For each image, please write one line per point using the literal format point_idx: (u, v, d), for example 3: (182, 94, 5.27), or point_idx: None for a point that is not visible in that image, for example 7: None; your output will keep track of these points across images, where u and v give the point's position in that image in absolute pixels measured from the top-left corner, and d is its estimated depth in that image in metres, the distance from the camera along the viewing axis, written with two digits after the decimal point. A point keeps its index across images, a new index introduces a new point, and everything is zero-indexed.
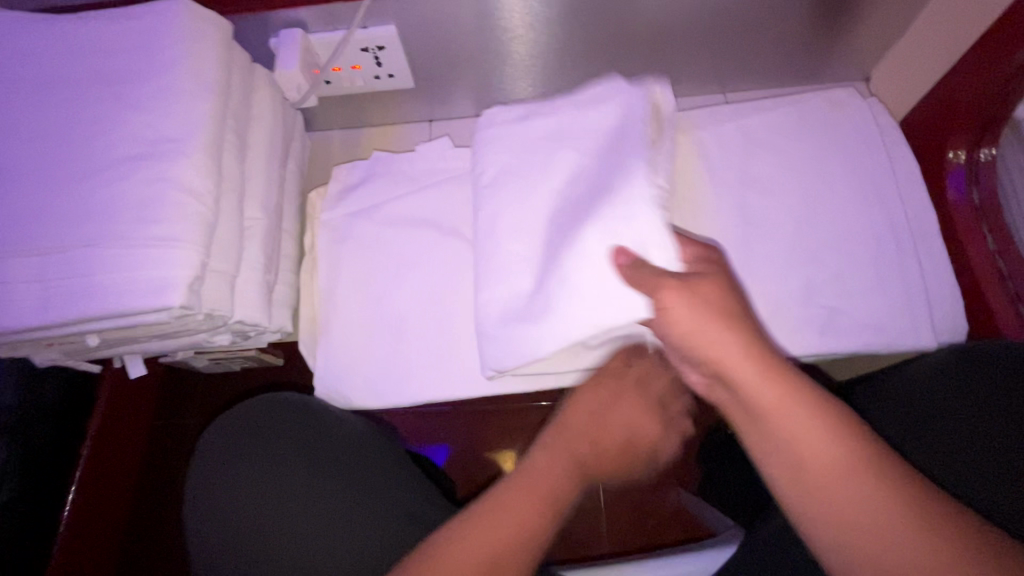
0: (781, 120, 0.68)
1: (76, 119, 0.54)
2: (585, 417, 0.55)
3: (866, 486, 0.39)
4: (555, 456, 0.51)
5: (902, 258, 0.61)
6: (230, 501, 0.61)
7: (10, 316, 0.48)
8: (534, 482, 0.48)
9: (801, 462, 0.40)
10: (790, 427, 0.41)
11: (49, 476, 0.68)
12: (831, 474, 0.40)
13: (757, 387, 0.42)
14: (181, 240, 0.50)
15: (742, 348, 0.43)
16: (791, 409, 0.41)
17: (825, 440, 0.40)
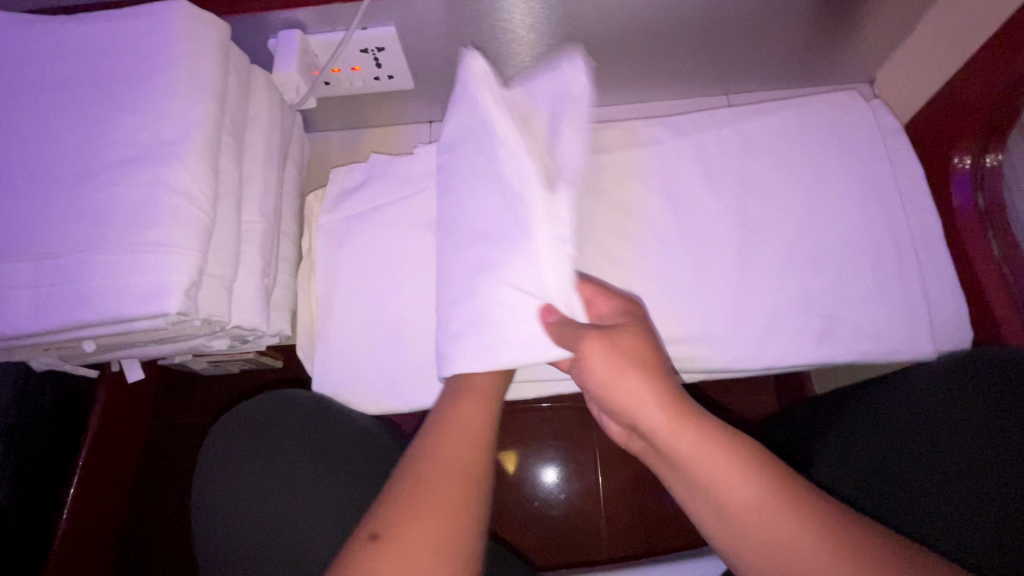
0: (784, 123, 0.67)
1: (72, 122, 0.53)
2: (482, 382, 0.51)
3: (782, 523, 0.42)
4: (463, 427, 0.48)
5: (906, 265, 0.61)
6: (236, 495, 0.60)
7: (5, 322, 0.48)
8: (452, 454, 0.45)
9: (716, 499, 0.44)
10: (711, 471, 0.44)
11: (47, 479, 0.68)
12: (752, 512, 0.43)
13: (677, 438, 0.46)
14: (177, 245, 0.49)
15: (658, 401, 0.47)
16: (706, 456, 0.45)
17: (743, 480, 0.43)
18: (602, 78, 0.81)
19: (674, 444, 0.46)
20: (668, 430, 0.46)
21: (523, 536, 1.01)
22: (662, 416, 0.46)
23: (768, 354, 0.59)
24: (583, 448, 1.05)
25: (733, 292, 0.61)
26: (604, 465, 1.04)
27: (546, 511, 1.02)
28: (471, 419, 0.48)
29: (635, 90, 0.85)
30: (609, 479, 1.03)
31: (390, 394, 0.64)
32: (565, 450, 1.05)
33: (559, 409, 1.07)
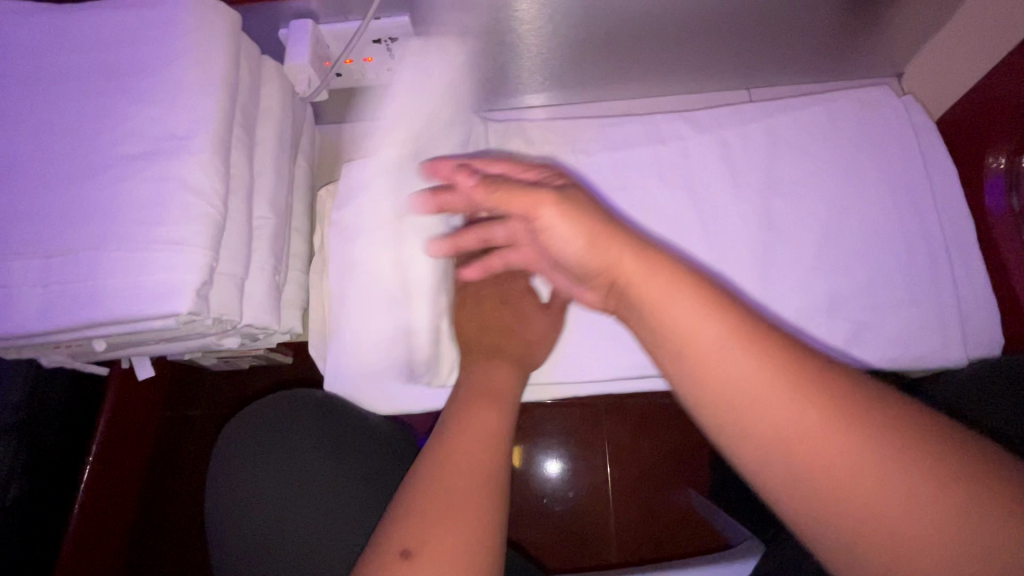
0: (809, 119, 0.65)
1: (80, 114, 0.52)
2: (498, 378, 0.51)
3: (848, 444, 0.31)
4: (481, 419, 0.46)
5: (936, 269, 0.59)
6: (246, 493, 0.60)
7: (14, 319, 0.47)
8: (472, 446, 0.43)
9: (802, 465, 0.32)
10: (752, 392, 0.34)
11: (57, 474, 0.68)
12: (805, 442, 0.32)
13: (715, 344, 0.35)
14: (188, 243, 0.48)
15: (713, 315, 0.36)
16: (753, 375, 0.34)
17: (834, 435, 0.31)
18: (620, 71, 0.79)
19: (734, 370, 0.34)
20: (725, 351, 0.35)
21: (531, 534, 1.00)
22: (717, 330, 0.36)
23: None
24: (592, 447, 1.04)
25: (755, 294, 0.60)
26: (614, 463, 1.03)
27: (555, 509, 1.01)
28: (487, 413, 0.47)
29: (653, 84, 0.83)
30: (618, 477, 1.03)
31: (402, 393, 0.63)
32: (575, 448, 1.04)
33: (569, 407, 1.06)
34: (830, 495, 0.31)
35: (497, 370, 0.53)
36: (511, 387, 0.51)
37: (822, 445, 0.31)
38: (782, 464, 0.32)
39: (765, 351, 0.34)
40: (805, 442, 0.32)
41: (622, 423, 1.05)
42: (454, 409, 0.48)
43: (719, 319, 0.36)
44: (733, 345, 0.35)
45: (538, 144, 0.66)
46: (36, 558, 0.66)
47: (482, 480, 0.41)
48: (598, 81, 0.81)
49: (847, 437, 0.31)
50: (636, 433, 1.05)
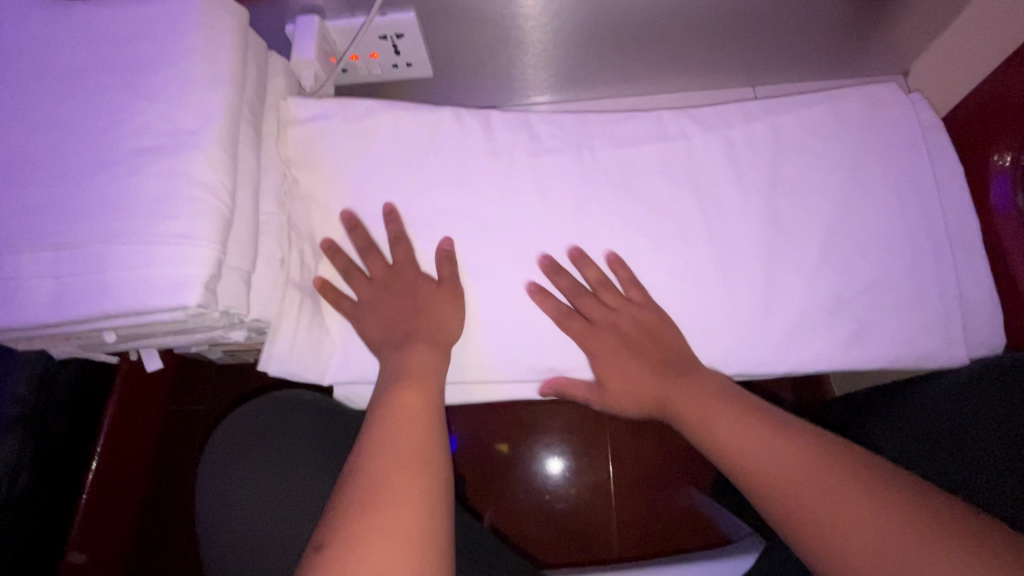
0: (814, 117, 0.65)
1: (90, 109, 0.53)
2: (421, 361, 0.55)
3: (838, 498, 0.45)
4: (407, 404, 0.51)
5: (939, 268, 0.59)
6: (237, 501, 0.61)
7: (26, 311, 0.47)
8: (401, 430, 0.48)
9: (847, 537, 0.43)
10: (766, 465, 0.49)
11: (65, 463, 0.68)
12: (808, 495, 0.46)
13: (713, 419, 0.53)
14: (196, 237, 0.48)
15: (731, 410, 0.53)
16: (756, 443, 0.51)
17: (854, 507, 0.44)
18: (624, 67, 0.79)
19: (768, 462, 0.49)
20: (746, 430, 0.52)
21: (533, 532, 1.01)
22: (746, 417, 0.53)
23: (793, 355, 0.58)
24: (594, 444, 1.05)
25: (758, 292, 0.60)
26: (615, 460, 1.04)
27: (556, 505, 1.02)
28: (414, 398, 0.51)
29: (657, 81, 0.83)
30: (620, 474, 1.03)
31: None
32: (576, 444, 1.05)
33: (571, 404, 1.06)
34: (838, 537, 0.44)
35: (417, 353, 0.56)
36: (433, 371, 0.55)
37: (820, 501, 0.45)
38: (821, 536, 0.44)
39: (768, 427, 0.52)
40: (807, 499, 0.46)
41: (624, 420, 1.06)
42: (382, 396, 0.52)
43: (738, 414, 0.53)
44: (726, 416, 0.53)
45: (544, 140, 0.66)
46: (45, 546, 0.67)
47: (412, 458, 0.46)
48: (603, 77, 0.81)
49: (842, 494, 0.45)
50: (638, 431, 1.05)
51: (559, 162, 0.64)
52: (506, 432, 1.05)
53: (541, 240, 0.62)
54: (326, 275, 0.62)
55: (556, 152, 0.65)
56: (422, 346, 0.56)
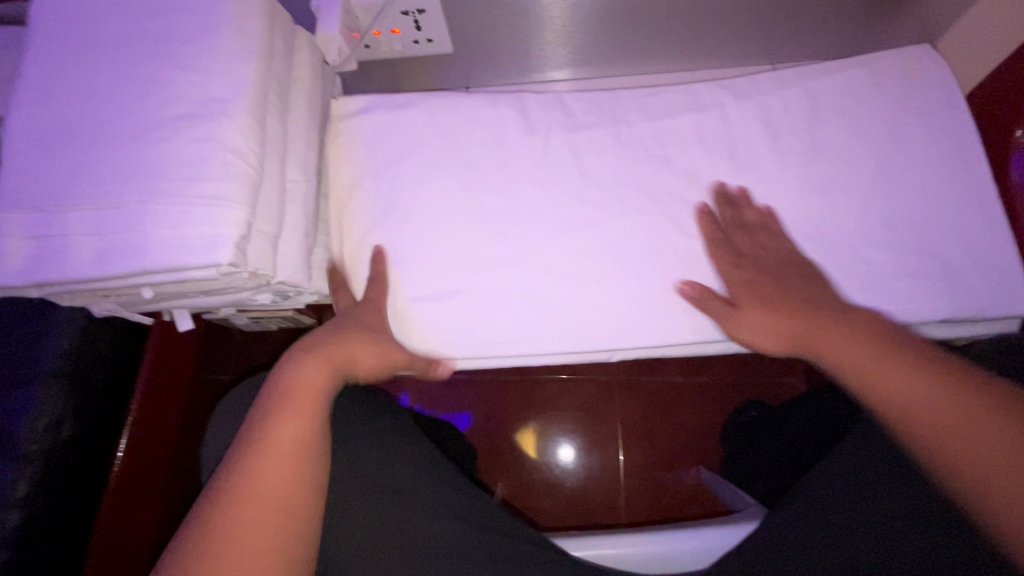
0: (848, 80, 0.67)
1: (127, 77, 0.55)
2: (321, 380, 0.50)
3: (976, 423, 0.43)
4: (283, 435, 0.45)
5: (952, 249, 0.61)
6: None
7: (71, 266, 0.51)
8: (279, 459, 0.44)
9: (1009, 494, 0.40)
10: (905, 392, 0.46)
11: (102, 418, 0.73)
12: (949, 421, 0.44)
13: (851, 350, 0.51)
14: (227, 199, 0.51)
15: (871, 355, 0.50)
16: (906, 376, 0.47)
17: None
18: (642, 43, 0.79)
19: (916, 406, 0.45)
20: (880, 363, 0.49)
21: (543, 505, 1.03)
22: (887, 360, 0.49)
23: None
24: (605, 422, 1.07)
25: None
26: (625, 436, 1.06)
27: (566, 478, 1.04)
28: (301, 426, 0.46)
29: (674, 58, 0.82)
30: (629, 451, 1.05)
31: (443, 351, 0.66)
32: (586, 421, 1.07)
33: (582, 382, 1.09)
34: (985, 457, 0.42)
35: (307, 370, 0.50)
36: (323, 390, 0.50)
37: (967, 426, 0.43)
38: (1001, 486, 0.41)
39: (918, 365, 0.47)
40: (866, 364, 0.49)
41: (634, 399, 1.07)
42: (263, 422, 0.46)
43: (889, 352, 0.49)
44: (875, 353, 0.50)
45: (579, 117, 0.69)
46: (85, 493, 0.72)
47: (286, 498, 0.42)
48: (622, 54, 0.81)
49: (991, 422, 0.42)
50: (648, 409, 1.07)
51: (597, 136, 0.67)
52: (519, 408, 1.08)
53: (561, 215, 0.65)
54: (363, 244, 0.65)
55: (592, 127, 0.68)
56: (318, 360, 0.52)
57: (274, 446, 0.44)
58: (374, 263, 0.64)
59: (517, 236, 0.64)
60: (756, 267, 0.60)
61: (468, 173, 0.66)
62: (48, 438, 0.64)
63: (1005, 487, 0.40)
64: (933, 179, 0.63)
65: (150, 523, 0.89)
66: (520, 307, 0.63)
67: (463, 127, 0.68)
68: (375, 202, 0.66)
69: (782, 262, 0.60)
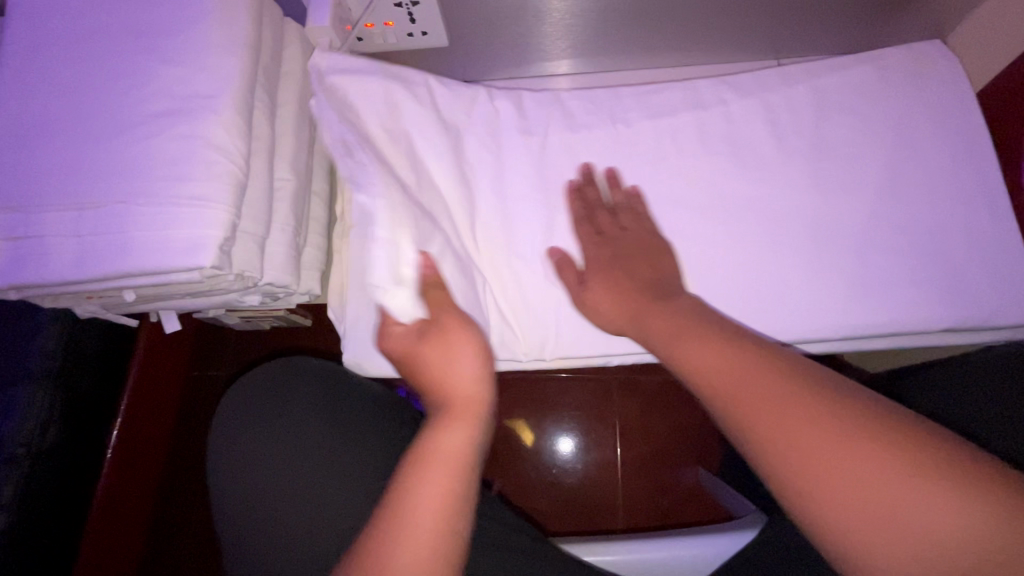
0: (856, 78, 0.64)
1: (108, 72, 0.53)
2: (468, 378, 0.48)
3: (795, 418, 0.38)
4: (423, 513, 0.41)
5: (960, 253, 0.59)
6: (239, 459, 0.61)
7: (50, 268, 0.49)
8: (448, 459, 0.43)
9: (870, 501, 0.34)
10: (806, 443, 0.37)
11: (91, 420, 0.72)
12: (750, 408, 0.39)
13: (746, 382, 0.41)
14: (211, 200, 0.50)
15: (701, 340, 0.45)
16: (800, 423, 0.37)
17: (823, 443, 0.36)
18: (643, 36, 0.76)
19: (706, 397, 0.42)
20: (690, 342, 0.45)
21: (538, 505, 1.02)
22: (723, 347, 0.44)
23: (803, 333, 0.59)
24: (603, 422, 1.05)
25: (769, 273, 0.60)
26: (623, 435, 1.05)
27: (563, 477, 1.03)
28: (457, 436, 0.45)
29: (676, 52, 0.80)
30: (627, 450, 1.04)
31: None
32: (583, 421, 1.05)
33: (581, 381, 1.07)
34: (890, 531, 0.33)
35: (442, 442, 0.44)
36: (463, 462, 0.44)
37: (882, 504, 0.34)
38: (816, 488, 0.36)
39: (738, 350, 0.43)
40: (691, 344, 0.45)
41: (633, 399, 1.06)
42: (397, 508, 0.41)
43: (699, 336, 0.45)
44: (755, 388, 0.40)
45: (577, 115, 0.67)
46: (73, 498, 0.71)
47: (446, 496, 0.42)
48: (625, 47, 0.79)
49: (917, 474, 0.34)
50: (647, 409, 1.05)
51: (597, 137, 0.65)
52: (517, 407, 1.06)
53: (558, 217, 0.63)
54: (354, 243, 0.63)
55: (590, 127, 0.66)
56: (456, 422, 0.46)
57: (439, 446, 0.44)
58: None
59: (513, 237, 0.63)
60: (613, 246, 0.58)
61: (464, 172, 0.64)
62: (34, 441, 0.63)
63: (915, 560, 0.33)
64: (943, 181, 0.61)
65: (143, 522, 0.88)
66: (516, 311, 0.61)
67: (459, 124, 0.66)
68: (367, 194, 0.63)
69: (637, 241, 0.58)
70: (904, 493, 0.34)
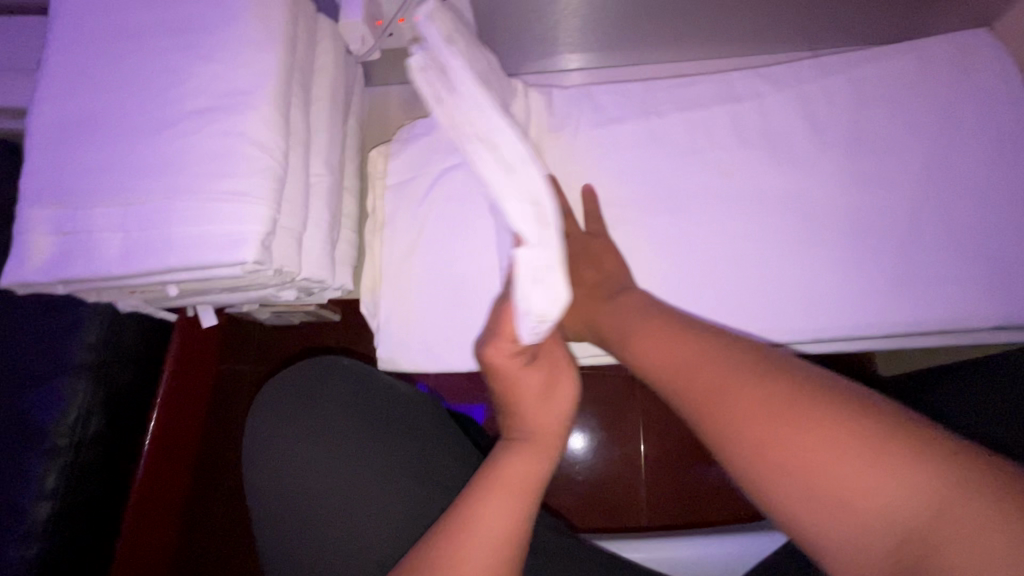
0: (897, 69, 0.63)
1: (148, 69, 0.54)
2: (554, 410, 0.49)
3: (743, 394, 0.37)
4: (493, 518, 0.40)
5: (1006, 248, 0.57)
6: (276, 459, 0.60)
7: (96, 263, 0.50)
8: (521, 473, 0.44)
9: (813, 478, 0.33)
10: (739, 421, 0.36)
11: (128, 411, 0.73)
12: (702, 387, 0.40)
13: (685, 368, 0.41)
14: (252, 195, 0.50)
15: (645, 333, 0.47)
16: (739, 397, 0.37)
17: (761, 416, 0.36)
18: (674, 29, 0.75)
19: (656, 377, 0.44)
20: (647, 330, 0.47)
21: (561, 501, 1.02)
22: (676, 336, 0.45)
23: (842, 331, 0.58)
24: (627, 419, 1.05)
25: (807, 269, 0.59)
26: (647, 432, 1.04)
27: (587, 473, 1.03)
28: (532, 456, 0.45)
29: (707, 44, 0.79)
30: (651, 447, 1.03)
31: (442, 341, 0.65)
32: (607, 417, 1.05)
33: (604, 377, 1.06)
34: (834, 504, 0.32)
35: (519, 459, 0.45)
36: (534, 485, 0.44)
37: (822, 477, 0.33)
38: (757, 462, 0.35)
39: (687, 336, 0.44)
40: (646, 333, 0.47)
41: (657, 396, 1.05)
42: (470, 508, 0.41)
43: (658, 327, 0.47)
44: (705, 368, 0.40)
45: (608, 109, 0.66)
46: (111, 489, 0.72)
47: (513, 505, 0.42)
48: (654, 40, 0.78)
49: (855, 451, 0.32)
50: (672, 406, 1.05)
51: (629, 131, 0.65)
52: None
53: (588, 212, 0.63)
54: (398, 239, 0.68)
55: (622, 121, 0.65)
56: (530, 446, 0.46)
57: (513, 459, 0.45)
58: (410, 256, 0.67)
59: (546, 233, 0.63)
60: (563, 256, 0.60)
61: None
62: (76, 433, 0.64)
63: (856, 532, 0.32)
64: (988, 174, 0.59)
65: (175, 513, 0.90)
66: None
67: None
68: (413, 200, 0.68)
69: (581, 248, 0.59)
70: (847, 462, 0.32)
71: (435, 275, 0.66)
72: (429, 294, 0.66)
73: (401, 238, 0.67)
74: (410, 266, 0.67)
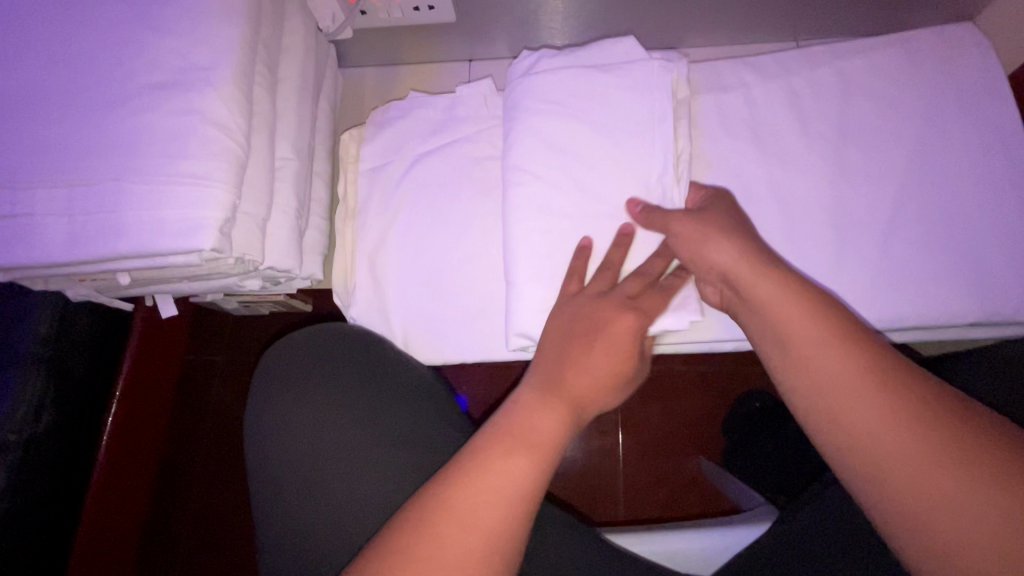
0: (882, 62, 0.62)
1: (97, 40, 0.50)
2: (583, 384, 0.48)
3: (850, 367, 0.40)
4: (501, 478, 0.41)
5: (985, 245, 0.57)
6: (284, 420, 0.58)
7: (39, 249, 0.46)
8: (536, 440, 0.44)
9: (894, 456, 0.37)
10: (862, 403, 0.39)
11: (85, 404, 0.70)
12: (813, 353, 0.42)
13: (809, 344, 0.42)
14: (211, 178, 0.47)
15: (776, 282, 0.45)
16: (842, 371, 0.40)
17: (872, 394, 0.39)
18: (659, 16, 0.73)
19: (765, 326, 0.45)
20: (761, 281, 0.45)
21: None
22: (794, 292, 0.44)
23: None
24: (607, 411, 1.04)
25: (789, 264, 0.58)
26: (626, 424, 1.04)
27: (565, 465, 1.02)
28: (549, 423, 0.45)
29: (692, 31, 0.77)
30: (630, 439, 1.03)
31: (416, 329, 0.63)
32: None
33: None
34: (917, 488, 0.36)
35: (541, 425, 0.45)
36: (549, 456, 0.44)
37: (921, 461, 0.36)
38: (852, 435, 0.39)
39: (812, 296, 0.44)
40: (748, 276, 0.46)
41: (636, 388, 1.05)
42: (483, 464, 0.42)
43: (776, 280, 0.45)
44: (822, 334, 0.42)
45: None
46: (69, 487, 0.69)
47: (522, 470, 0.42)
48: (639, 27, 0.76)
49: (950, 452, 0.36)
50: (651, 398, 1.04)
51: None
52: None
53: None
54: (371, 227, 0.65)
55: None
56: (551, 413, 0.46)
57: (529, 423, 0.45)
58: (383, 244, 0.64)
59: None
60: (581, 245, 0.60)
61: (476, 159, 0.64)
62: (27, 428, 0.61)
63: (938, 510, 0.35)
64: (969, 170, 0.59)
65: (139, 507, 0.87)
66: None
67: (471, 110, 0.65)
68: (386, 186, 0.66)
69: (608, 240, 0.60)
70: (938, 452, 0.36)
71: (408, 266, 0.63)
72: (399, 284, 0.63)
73: (375, 226, 0.65)
74: (383, 255, 0.64)
